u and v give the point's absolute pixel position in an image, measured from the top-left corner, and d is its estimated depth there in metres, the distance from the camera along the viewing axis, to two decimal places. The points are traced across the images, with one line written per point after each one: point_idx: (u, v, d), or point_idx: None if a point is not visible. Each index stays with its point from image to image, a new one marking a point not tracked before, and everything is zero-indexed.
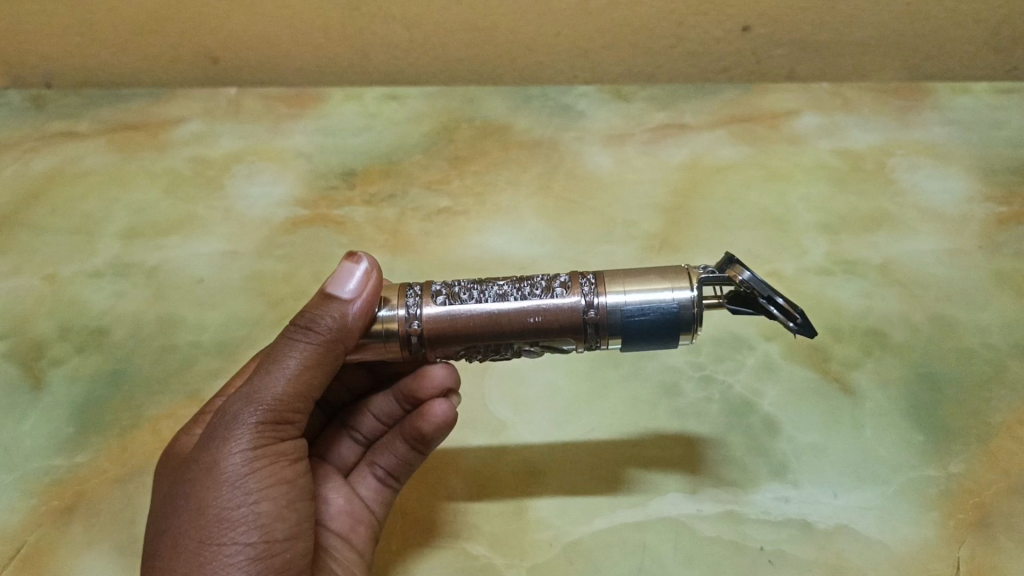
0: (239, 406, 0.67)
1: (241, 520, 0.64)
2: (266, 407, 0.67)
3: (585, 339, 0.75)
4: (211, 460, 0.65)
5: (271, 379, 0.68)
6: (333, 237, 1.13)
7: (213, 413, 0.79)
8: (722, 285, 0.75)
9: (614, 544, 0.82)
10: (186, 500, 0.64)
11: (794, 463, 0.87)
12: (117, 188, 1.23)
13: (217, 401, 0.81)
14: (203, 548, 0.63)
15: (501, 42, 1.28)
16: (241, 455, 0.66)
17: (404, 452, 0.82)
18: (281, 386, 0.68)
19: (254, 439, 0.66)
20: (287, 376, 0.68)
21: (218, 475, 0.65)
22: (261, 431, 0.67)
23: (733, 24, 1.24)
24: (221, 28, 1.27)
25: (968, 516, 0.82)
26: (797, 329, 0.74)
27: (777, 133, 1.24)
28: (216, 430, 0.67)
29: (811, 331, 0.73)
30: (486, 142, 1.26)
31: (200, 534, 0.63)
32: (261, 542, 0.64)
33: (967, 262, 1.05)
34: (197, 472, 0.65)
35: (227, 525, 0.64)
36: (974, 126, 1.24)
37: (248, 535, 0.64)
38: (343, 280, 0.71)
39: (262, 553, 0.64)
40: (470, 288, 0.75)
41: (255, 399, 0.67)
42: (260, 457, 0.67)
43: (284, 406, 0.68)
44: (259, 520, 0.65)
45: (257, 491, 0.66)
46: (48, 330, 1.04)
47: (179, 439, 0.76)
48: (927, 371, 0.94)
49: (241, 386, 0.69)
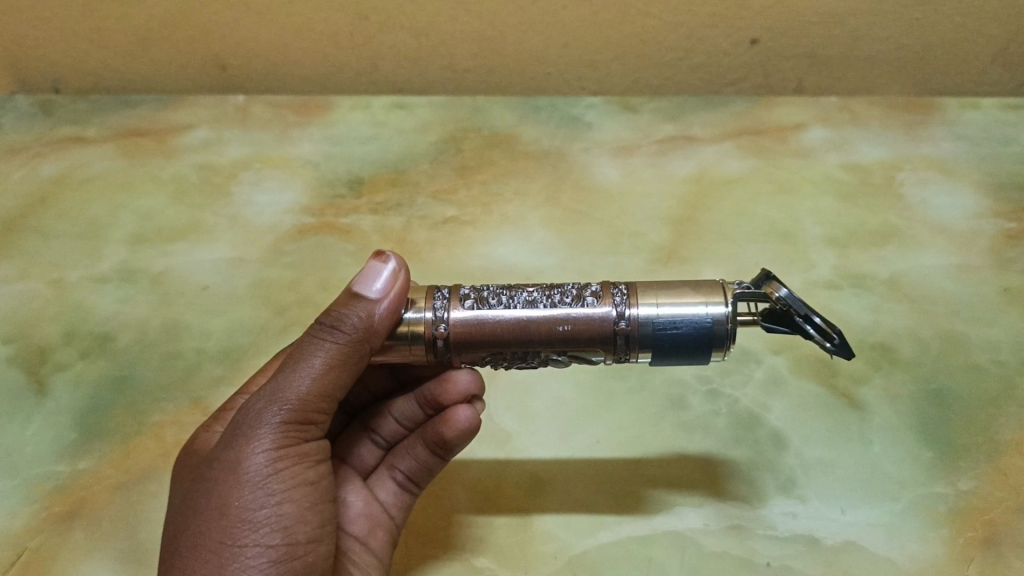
0: (263, 404, 0.67)
1: (264, 521, 0.64)
2: (289, 406, 0.67)
3: (615, 351, 0.74)
4: (233, 459, 0.65)
5: (296, 378, 0.68)
6: (340, 245, 1.13)
7: (233, 411, 0.78)
8: (758, 301, 0.75)
9: (619, 558, 0.81)
10: (207, 500, 0.64)
11: (801, 478, 0.87)
12: (124, 194, 1.23)
13: (238, 399, 0.80)
14: (224, 549, 0.62)
15: (511, 52, 1.28)
16: (264, 455, 0.65)
17: (425, 457, 0.82)
18: (305, 385, 0.68)
19: (277, 439, 0.66)
20: (311, 375, 0.68)
21: (241, 475, 0.64)
22: (285, 431, 0.67)
23: (742, 38, 1.24)
24: (231, 35, 1.27)
25: (977, 534, 0.82)
26: (834, 349, 0.73)
27: (785, 146, 1.24)
28: (239, 428, 0.66)
29: (848, 352, 0.73)
30: (493, 152, 1.26)
31: (221, 534, 0.63)
32: (283, 544, 0.64)
33: (976, 278, 1.05)
34: (218, 470, 0.65)
35: (249, 526, 0.63)
36: (983, 142, 1.24)
37: (270, 537, 0.64)
38: (371, 279, 0.70)
39: (284, 555, 0.64)
40: (499, 293, 0.75)
41: (279, 397, 0.67)
42: (283, 457, 0.66)
43: (308, 406, 0.68)
44: (282, 522, 0.65)
45: (279, 493, 0.65)
46: (52, 334, 1.04)
47: (200, 437, 0.76)
48: (936, 387, 0.94)
49: (265, 384, 0.69)
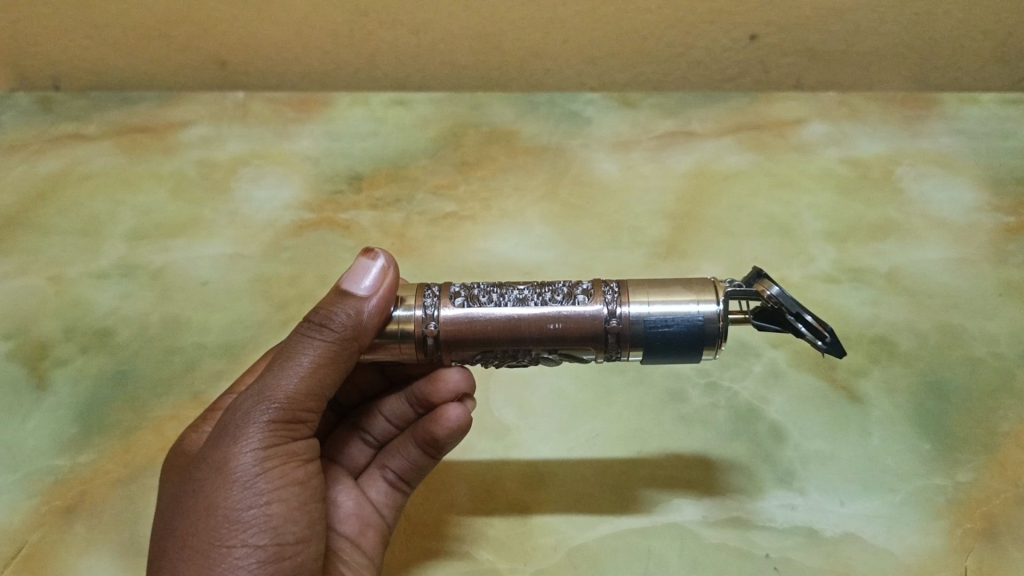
0: (251, 404, 0.67)
1: (253, 521, 0.64)
2: (278, 405, 0.67)
3: (606, 349, 0.74)
4: (222, 459, 0.65)
5: (284, 377, 0.68)
6: (340, 240, 1.13)
7: (221, 411, 0.78)
8: (750, 299, 0.75)
9: (618, 549, 0.81)
10: (195, 500, 0.64)
11: (800, 471, 0.87)
12: (124, 190, 1.23)
13: (227, 399, 0.81)
14: (213, 550, 0.62)
15: (510, 49, 1.28)
16: (252, 454, 0.65)
17: (416, 457, 0.82)
18: (294, 384, 0.68)
19: (266, 439, 0.66)
20: (299, 373, 0.68)
21: (229, 475, 0.64)
22: (273, 430, 0.67)
23: (741, 34, 1.25)
24: (230, 32, 1.27)
25: (976, 525, 0.82)
26: (826, 348, 0.73)
27: (785, 141, 1.25)
28: (228, 428, 0.66)
29: (840, 350, 0.73)
30: (492, 148, 1.26)
31: (210, 535, 0.63)
32: (272, 545, 0.64)
33: (974, 271, 1.05)
34: (206, 470, 0.65)
35: (238, 526, 0.63)
36: (982, 136, 1.24)
37: (259, 537, 0.64)
38: (359, 277, 0.70)
39: (272, 555, 0.64)
40: (490, 291, 0.75)
41: (267, 396, 0.67)
42: (271, 456, 0.66)
43: (296, 405, 0.68)
44: (270, 522, 0.65)
45: (268, 493, 0.65)
46: (52, 329, 1.04)
47: (188, 437, 0.76)
48: (934, 381, 0.94)
49: (253, 383, 0.69)
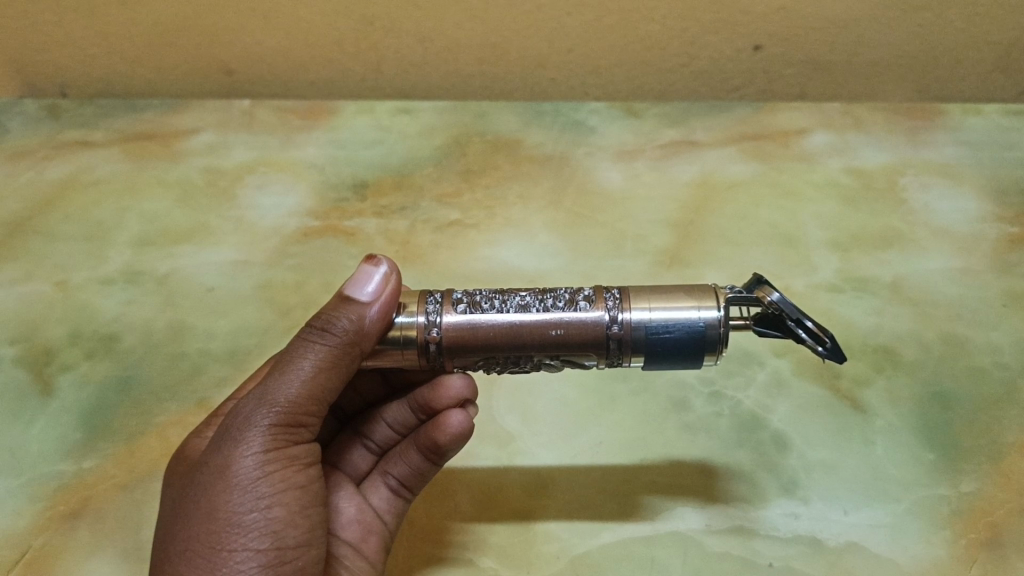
0: (252, 408, 0.67)
1: (253, 525, 0.64)
2: (279, 410, 0.67)
3: (607, 355, 0.75)
4: (223, 463, 0.65)
5: (285, 381, 0.68)
6: (344, 248, 1.14)
7: (224, 417, 0.79)
8: (751, 305, 0.75)
9: (621, 558, 0.81)
10: (196, 504, 0.64)
11: (803, 480, 0.87)
12: (130, 197, 1.24)
13: (229, 404, 0.81)
14: (214, 554, 0.62)
15: (515, 58, 1.29)
16: (253, 458, 0.66)
17: (418, 463, 0.82)
18: (295, 389, 0.68)
19: (267, 443, 0.66)
20: (301, 378, 0.68)
21: (230, 478, 0.65)
22: (274, 433, 0.67)
23: (744, 44, 1.25)
24: (236, 41, 1.28)
25: (980, 535, 0.82)
26: (827, 353, 0.73)
27: (788, 151, 1.25)
28: (229, 432, 0.67)
29: (840, 356, 0.73)
30: (497, 157, 1.27)
31: (211, 539, 0.63)
32: (273, 549, 0.64)
33: (978, 281, 1.05)
34: (207, 474, 0.65)
35: (238, 530, 0.64)
36: (985, 147, 1.25)
37: (259, 542, 0.64)
38: (362, 283, 0.71)
39: (273, 560, 0.64)
40: (492, 297, 0.76)
41: (269, 400, 0.67)
42: (272, 460, 0.66)
43: (298, 409, 0.68)
44: (271, 527, 0.65)
45: (269, 497, 0.66)
46: (58, 335, 1.05)
47: (191, 442, 0.76)
48: (938, 391, 0.94)
49: (255, 388, 0.70)
